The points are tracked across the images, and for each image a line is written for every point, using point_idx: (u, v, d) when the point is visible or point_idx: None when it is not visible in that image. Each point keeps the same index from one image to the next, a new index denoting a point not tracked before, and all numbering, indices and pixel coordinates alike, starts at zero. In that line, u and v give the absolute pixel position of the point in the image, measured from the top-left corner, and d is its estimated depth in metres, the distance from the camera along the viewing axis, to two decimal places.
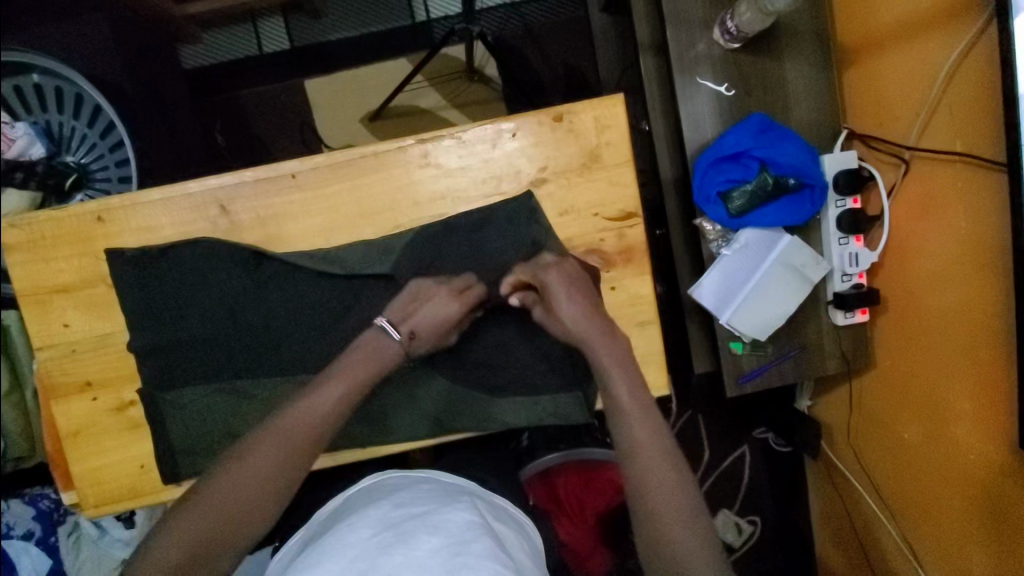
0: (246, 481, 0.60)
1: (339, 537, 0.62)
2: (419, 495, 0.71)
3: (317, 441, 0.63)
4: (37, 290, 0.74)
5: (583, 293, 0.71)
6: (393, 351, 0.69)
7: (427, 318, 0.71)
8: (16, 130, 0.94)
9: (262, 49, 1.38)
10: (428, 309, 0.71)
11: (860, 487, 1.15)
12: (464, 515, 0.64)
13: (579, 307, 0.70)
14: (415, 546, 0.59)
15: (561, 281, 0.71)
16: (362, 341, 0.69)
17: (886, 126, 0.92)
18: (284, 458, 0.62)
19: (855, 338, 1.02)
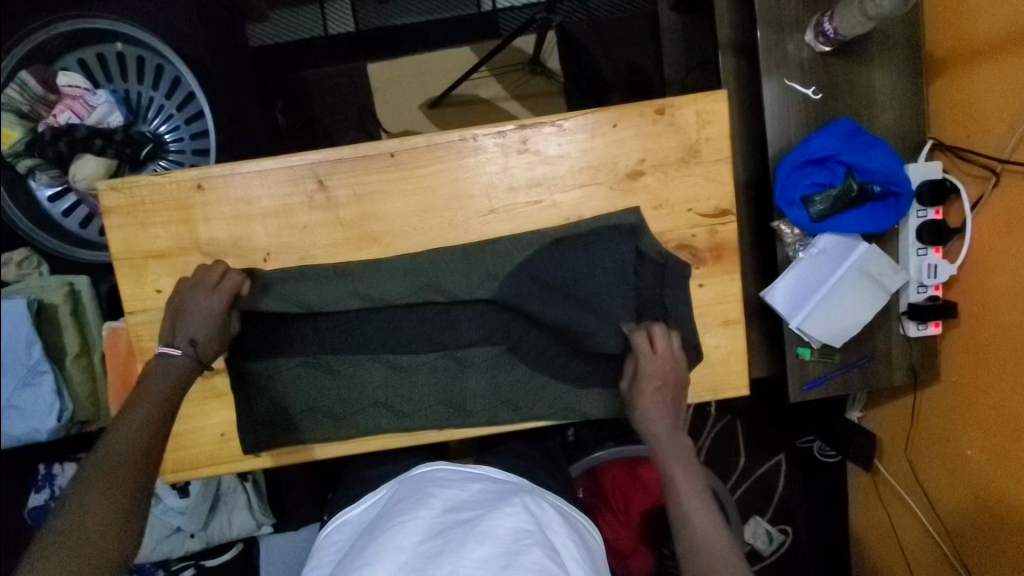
0: (97, 511, 0.55)
1: (388, 539, 0.63)
2: (466, 493, 0.71)
3: (143, 464, 0.60)
4: (132, 254, 0.74)
5: (667, 379, 0.72)
6: (181, 367, 0.68)
7: (196, 318, 0.69)
8: (98, 98, 1.01)
9: (327, 31, 1.36)
10: (189, 311, 0.70)
11: (912, 501, 1.15)
12: (518, 519, 0.64)
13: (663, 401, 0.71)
14: (463, 559, 0.58)
15: (657, 369, 0.72)
16: (153, 372, 0.68)
17: (974, 138, 0.91)
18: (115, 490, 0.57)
19: (925, 351, 1.01)
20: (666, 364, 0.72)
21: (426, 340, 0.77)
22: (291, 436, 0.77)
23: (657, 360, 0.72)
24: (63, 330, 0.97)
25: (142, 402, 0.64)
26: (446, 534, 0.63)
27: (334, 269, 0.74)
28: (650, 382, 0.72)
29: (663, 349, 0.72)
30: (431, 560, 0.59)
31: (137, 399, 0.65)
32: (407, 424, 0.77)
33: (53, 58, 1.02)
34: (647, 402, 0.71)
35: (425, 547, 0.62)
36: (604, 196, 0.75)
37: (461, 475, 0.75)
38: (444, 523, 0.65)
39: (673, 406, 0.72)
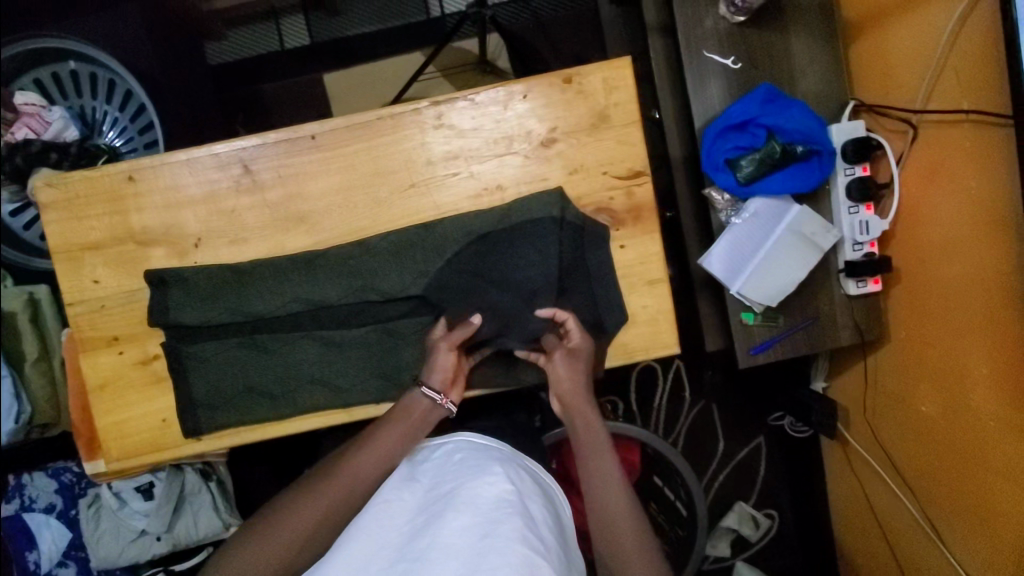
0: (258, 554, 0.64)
1: (371, 520, 0.60)
2: (446, 464, 0.65)
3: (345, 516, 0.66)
4: (70, 247, 0.77)
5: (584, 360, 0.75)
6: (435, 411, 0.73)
7: (437, 371, 0.74)
8: (53, 114, 1.03)
9: (284, 45, 1.42)
10: (435, 366, 0.74)
11: (878, 467, 1.13)
12: (501, 490, 0.59)
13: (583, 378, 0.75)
14: (442, 529, 0.55)
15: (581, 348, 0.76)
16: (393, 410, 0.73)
17: (892, 94, 0.94)
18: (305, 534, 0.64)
19: (870, 309, 1.01)
20: (582, 348, 0.76)
21: (358, 315, 0.79)
22: (230, 418, 0.78)
23: (572, 345, 0.76)
24: (22, 337, 1.00)
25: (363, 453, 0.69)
26: (428, 510, 0.59)
27: (272, 275, 0.77)
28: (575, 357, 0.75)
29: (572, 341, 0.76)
30: (414, 535, 0.57)
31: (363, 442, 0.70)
32: (343, 399, 0.79)
33: (11, 81, 1.07)
34: (567, 382, 0.74)
35: (409, 526, 0.58)
36: (520, 165, 0.78)
37: (445, 449, 0.68)
38: (427, 500, 0.61)
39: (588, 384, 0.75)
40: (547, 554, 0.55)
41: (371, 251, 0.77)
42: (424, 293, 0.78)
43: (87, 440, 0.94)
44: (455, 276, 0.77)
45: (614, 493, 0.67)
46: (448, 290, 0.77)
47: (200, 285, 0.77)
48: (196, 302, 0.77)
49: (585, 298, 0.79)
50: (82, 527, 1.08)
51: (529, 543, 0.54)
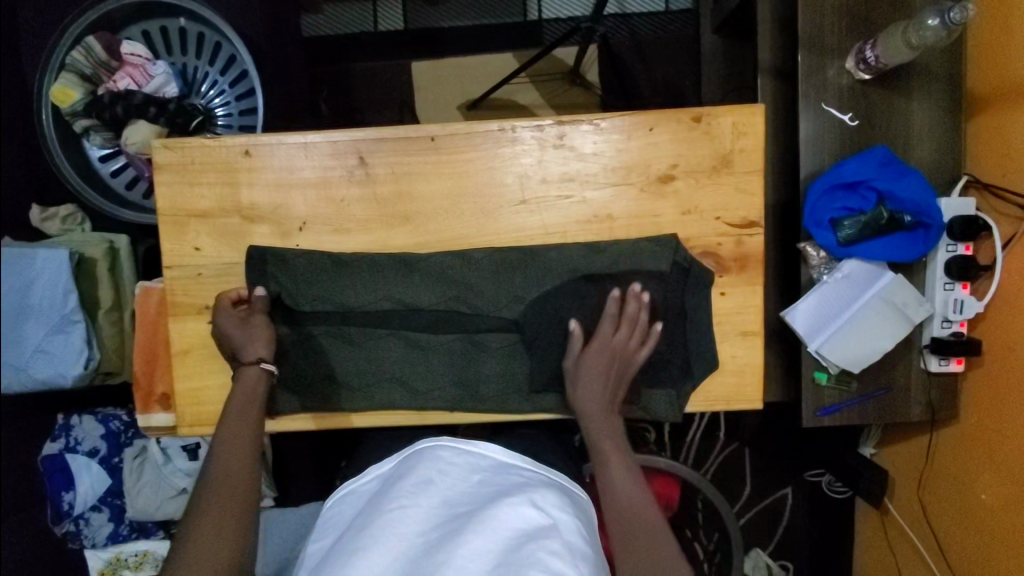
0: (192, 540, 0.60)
1: (385, 528, 0.57)
2: (465, 483, 0.63)
3: (248, 486, 0.66)
4: (176, 212, 0.77)
5: (613, 363, 0.73)
6: (255, 378, 0.73)
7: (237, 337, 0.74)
8: (156, 68, 1.06)
9: (376, 26, 1.41)
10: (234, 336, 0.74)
11: (919, 543, 1.11)
12: (523, 513, 0.58)
13: (606, 380, 0.73)
14: (458, 547, 0.54)
15: (606, 350, 0.73)
16: (234, 395, 0.73)
17: (1010, 175, 0.90)
18: (223, 513, 0.63)
19: (944, 387, 0.99)
20: (610, 343, 0.74)
21: (445, 323, 0.78)
22: (309, 403, 0.78)
23: (607, 338, 0.74)
24: (99, 284, 1.01)
25: (228, 425, 0.70)
26: (444, 526, 0.58)
27: (369, 270, 0.77)
28: (602, 358, 0.73)
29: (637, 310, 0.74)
30: (430, 550, 0.55)
31: (228, 420, 0.71)
32: (421, 403, 0.79)
33: (119, 27, 1.07)
34: (590, 385, 0.73)
35: (425, 539, 0.57)
36: (633, 196, 0.77)
37: (464, 458, 0.66)
38: (443, 515, 0.59)
39: (614, 391, 0.74)
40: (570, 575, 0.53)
41: (472, 261, 0.77)
42: (515, 314, 0.77)
43: (145, 393, 0.94)
44: (552, 300, 0.77)
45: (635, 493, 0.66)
46: (543, 316, 0.77)
47: (299, 267, 0.77)
48: (295, 285, 0.77)
49: (679, 337, 0.78)
50: (125, 477, 1.09)
51: (551, 563, 0.53)
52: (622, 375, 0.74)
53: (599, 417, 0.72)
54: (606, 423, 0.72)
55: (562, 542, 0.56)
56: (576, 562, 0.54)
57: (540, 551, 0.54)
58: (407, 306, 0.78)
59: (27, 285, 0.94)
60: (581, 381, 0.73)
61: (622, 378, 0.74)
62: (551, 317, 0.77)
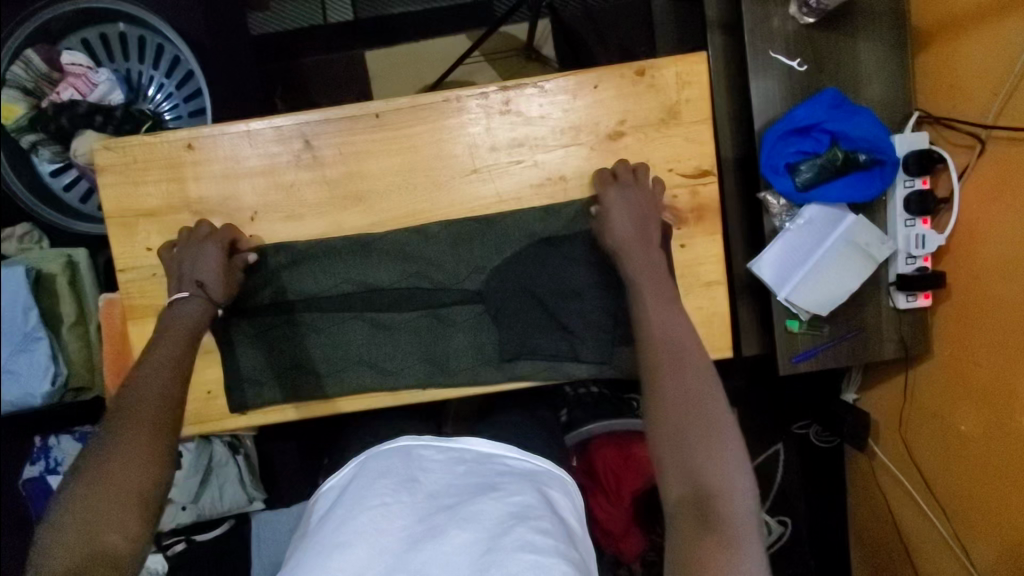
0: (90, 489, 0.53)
1: (367, 523, 0.55)
2: (449, 475, 0.61)
3: (166, 413, 0.59)
4: (124, 213, 0.76)
5: (640, 211, 0.72)
6: (200, 307, 0.70)
7: (199, 262, 0.72)
8: (99, 75, 1.04)
9: (326, 19, 1.38)
10: (193, 257, 0.72)
11: (908, 483, 1.12)
12: (510, 500, 0.57)
13: (638, 229, 0.71)
14: (444, 548, 0.53)
15: (630, 202, 0.72)
16: (170, 320, 0.68)
17: (960, 106, 0.91)
18: (140, 452, 0.55)
19: (916, 324, 1.00)
20: (637, 196, 0.72)
21: (409, 301, 0.78)
22: (279, 393, 0.78)
23: (630, 194, 0.72)
24: (60, 299, 0.99)
25: (153, 361, 0.63)
26: (429, 520, 0.56)
27: (326, 254, 0.76)
28: (630, 210, 0.71)
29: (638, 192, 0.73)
30: (412, 548, 0.54)
31: (161, 345, 0.65)
32: (392, 381, 0.78)
33: (58, 38, 1.05)
34: (623, 223, 0.71)
35: (408, 534, 0.55)
36: (584, 156, 0.76)
37: (447, 451, 0.64)
38: (427, 508, 0.57)
39: (646, 231, 0.71)
40: (559, 556, 0.52)
41: (428, 230, 0.76)
42: (478, 285, 0.77)
43: None
44: (513, 268, 0.76)
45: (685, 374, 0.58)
46: (504, 283, 0.77)
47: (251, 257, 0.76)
48: (255, 274, 0.76)
49: None
50: None
51: (538, 547, 0.52)
52: (653, 218, 0.72)
53: (649, 280, 0.67)
54: (647, 272, 0.68)
55: (550, 526, 0.55)
56: (564, 547, 0.53)
57: (528, 534, 0.53)
58: (368, 284, 0.77)
59: None
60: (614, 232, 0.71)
61: (654, 225, 0.72)
62: (513, 283, 0.77)
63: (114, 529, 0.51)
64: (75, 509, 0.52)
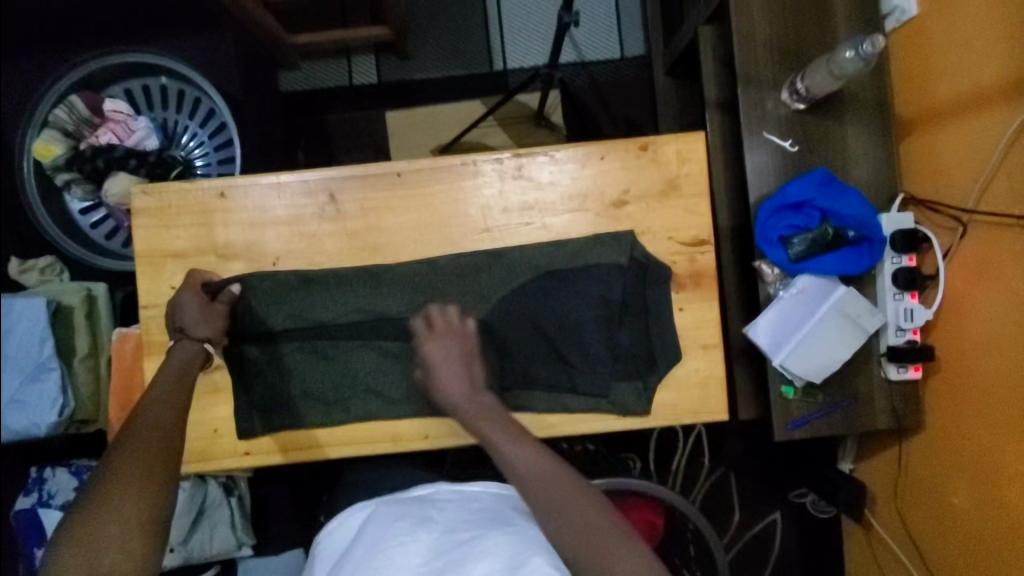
0: (103, 512, 0.57)
1: (386, 560, 0.58)
2: (464, 514, 0.63)
3: (170, 438, 0.65)
4: (153, 253, 0.80)
5: (459, 353, 0.76)
6: (192, 352, 0.75)
7: (185, 315, 0.76)
8: (138, 123, 1.10)
9: (352, 80, 1.49)
10: (180, 312, 0.76)
11: (903, 557, 1.11)
12: (524, 535, 0.58)
13: (465, 383, 0.74)
14: None
15: (448, 348, 0.76)
16: (165, 364, 0.73)
17: (942, 191, 0.97)
18: (150, 474, 0.61)
19: (907, 396, 1.02)
20: (456, 334, 0.77)
21: (416, 330, 0.81)
22: (287, 417, 0.80)
23: (437, 335, 0.76)
24: (75, 332, 1.03)
25: (154, 399, 0.68)
26: (445, 555, 0.57)
27: (338, 282, 0.80)
28: (445, 356, 0.75)
29: (449, 324, 0.77)
30: None
31: (160, 381, 0.70)
32: (397, 410, 0.81)
33: (102, 87, 1.13)
34: (448, 376, 0.74)
35: (425, 570, 0.56)
36: (590, 221, 0.81)
37: (461, 494, 0.67)
38: (443, 544, 0.59)
39: (470, 373, 0.75)
40: None
41: (439, 269, 0.81)
42: (482, 314, 0.81)
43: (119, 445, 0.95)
44: (516, 301, 0.81)
45: (558, 481, 0.61)
46: (509, 316, 0.81)
47: (267, 289, 0.80)
48: (270, 304, 0.80)
49: (644, 347, 0.81)
50: None
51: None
52: (469, 350, 0.76)
53: (489, 424, 0.69)
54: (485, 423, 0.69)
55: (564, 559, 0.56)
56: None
57: (543, 564, 0.54)
58: (381, 315, 0.81)
59: (5, 334, 0.97)
60: (444, 390, 0.74)
61: (472, 361, 0.76)
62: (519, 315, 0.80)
63: (118, 547, 0.56)
64: (82, 534, 0.56)
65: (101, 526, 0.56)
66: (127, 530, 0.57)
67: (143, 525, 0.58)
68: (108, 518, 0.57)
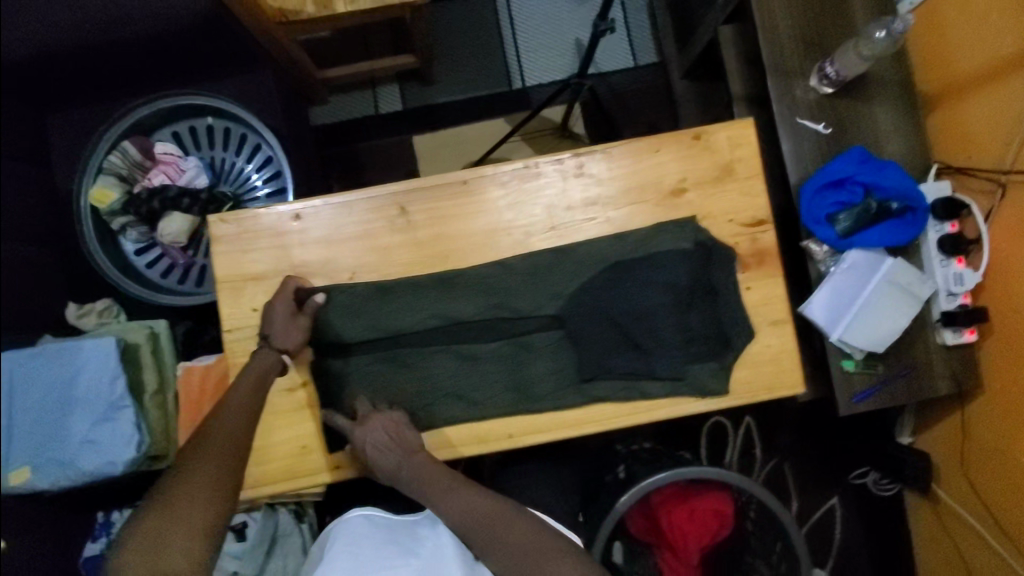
0: (167, 517, 0.59)
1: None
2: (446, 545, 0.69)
3: (239, 448, 0.67)
4: (233, 277, 0.83)
5: (393, 435, 0.77)
6: (270, 362, 0.77)
7: (274, 326, 0.78)
8: (188, 163, 1.15)
9: (378, 109, 1.54)
10: (271, 321, 0.78)
11: (978, 524, 1.10)
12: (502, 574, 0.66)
13: (401, 461, 0.75)
14: None
15: (379, 434, 0.77)
16: (245, 370, 0.76)
17: (976, 156, 1.01)
18: (217, 483, 0.63)
19: (966, 359, 1.03)
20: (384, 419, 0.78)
21: (491, 331, 0.83)
22: None
23: (369, 420, 0.78)
24: (142, 368, 1.04)
25: (229, 408, 0.71)
26: None
27: (414, 290, 0.82)
28: (380, 439, 0.77)
29: (376, 413, 0.79)
30: None
31: (240, 388, 0.74)
32: (482, 412, 0.81)
33: (151, 132, 1.17)
34: (383, 456, 0.76)
35: None
36: (651, 211, 0.84)
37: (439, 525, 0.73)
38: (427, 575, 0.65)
39: (403, 446, 0.77)
40: None
41: (510, 269, 0.83)
42: (557, 309, 0.83)
43: None
44: (589, 294, 0.82)
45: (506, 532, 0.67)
46: (585, 308, 0.82)
47: (344, 301, 0.82)
48: (347, 317, 0.82)
49: (716, 328, 0.82)
50: None
51: None
52: (402, 429, 0.78)
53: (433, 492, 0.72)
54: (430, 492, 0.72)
55: None
56: None
57: None
58: (458, 319, 0.82)
59: (73, 378, 0.97)
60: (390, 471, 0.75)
61: (408, 439, 0.77)
62: (592, 307, 0.82)
63: (177, 554, 0.57)
64: (146, 536, 0.58)
65: (163, 531, 0.58)
66: (186, 538, 0.58)
67: (203, 535, 0.59)
68: (171, 523, 0.59)
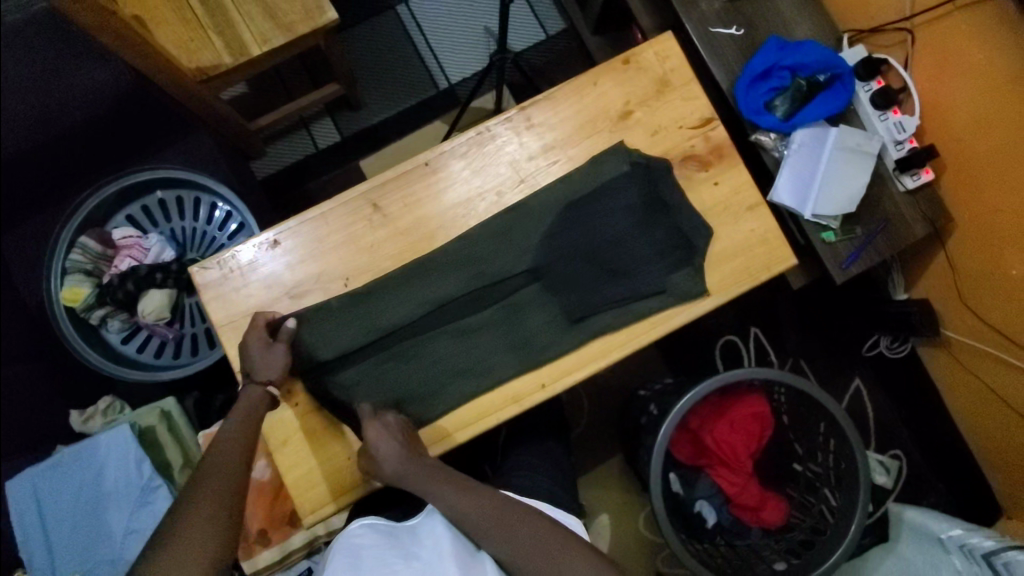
0: (171, 552, 0.60)
1: None
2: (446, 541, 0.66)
3: (237, 476, 0.69)
4: (231, 318, 0.83)
5: (404, 437, 0.76)
6: (257, 397, 0.76)
7: (254, 362, 0.77)
8: (150, 240, 1.14)
9: (318, 146, 1.55)
10: (252, 357, 0.77)
11: (987, 348, 1.14)
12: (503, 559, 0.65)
13: (413, 459, 0.74)
14: None
15: (392, 437, 0.75)
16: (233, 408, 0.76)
17: (877, 16, 1.10)
18: (219, 511, 0.64)
19: (931, 199, 1.09)
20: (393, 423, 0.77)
21: (495, 294, 0.85)
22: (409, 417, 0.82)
23: (379, 423, 0.76)
24: (164, 447, 1.03)
25: (225, 441, 0.72)
26: None
27: (412, 276, 0.84)
28: (391, 442, 0.74)
29: (387, 418, 0.77)
30: None
31: (232, 423, 0.74)
32: (509, 369, 0.83)
33: (104, 221, 1.16)
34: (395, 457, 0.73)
35: None
36: (607, 139, 0.88)
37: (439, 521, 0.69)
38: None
39: (414, 448, 0.75)
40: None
41: (495, 230, 0.85)
42: (549, 255, 0.85)
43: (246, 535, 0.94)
44: (575, 232, 0.85)
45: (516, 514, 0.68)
46: (575, 246, 0.85)
47: (348, 307, 0.83)
48: (354, 321, 0.83)
49: (700, 227, 0.86)
50: None
51: None
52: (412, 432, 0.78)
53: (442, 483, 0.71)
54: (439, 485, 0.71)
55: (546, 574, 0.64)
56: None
57: None
58: (460, 290, 0.84)
59: (100, 475, 0.96)
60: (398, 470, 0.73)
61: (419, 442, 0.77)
62: (582, 244, 0.85)
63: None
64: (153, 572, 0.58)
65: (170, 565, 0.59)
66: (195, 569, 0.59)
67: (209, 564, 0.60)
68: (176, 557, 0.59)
